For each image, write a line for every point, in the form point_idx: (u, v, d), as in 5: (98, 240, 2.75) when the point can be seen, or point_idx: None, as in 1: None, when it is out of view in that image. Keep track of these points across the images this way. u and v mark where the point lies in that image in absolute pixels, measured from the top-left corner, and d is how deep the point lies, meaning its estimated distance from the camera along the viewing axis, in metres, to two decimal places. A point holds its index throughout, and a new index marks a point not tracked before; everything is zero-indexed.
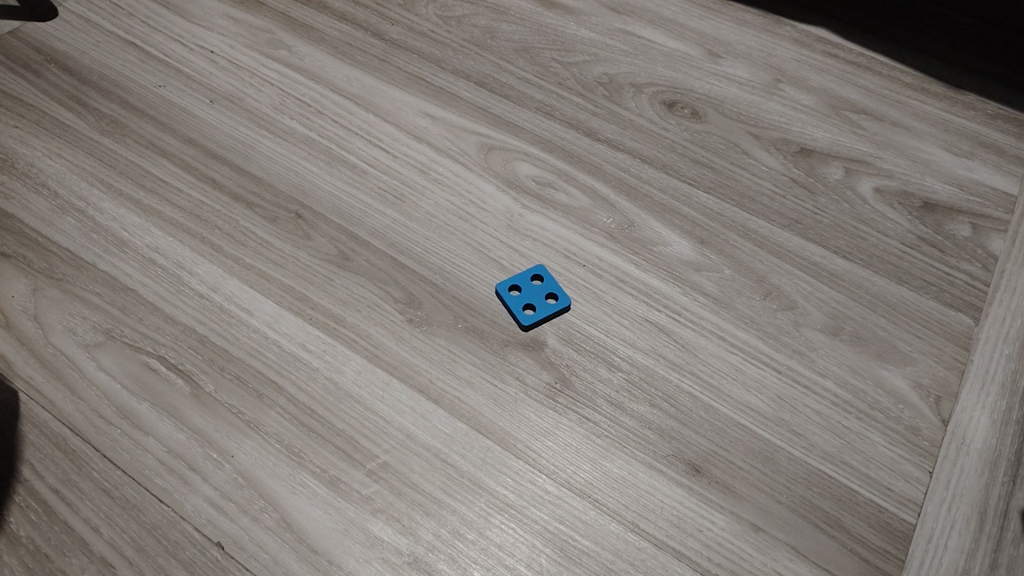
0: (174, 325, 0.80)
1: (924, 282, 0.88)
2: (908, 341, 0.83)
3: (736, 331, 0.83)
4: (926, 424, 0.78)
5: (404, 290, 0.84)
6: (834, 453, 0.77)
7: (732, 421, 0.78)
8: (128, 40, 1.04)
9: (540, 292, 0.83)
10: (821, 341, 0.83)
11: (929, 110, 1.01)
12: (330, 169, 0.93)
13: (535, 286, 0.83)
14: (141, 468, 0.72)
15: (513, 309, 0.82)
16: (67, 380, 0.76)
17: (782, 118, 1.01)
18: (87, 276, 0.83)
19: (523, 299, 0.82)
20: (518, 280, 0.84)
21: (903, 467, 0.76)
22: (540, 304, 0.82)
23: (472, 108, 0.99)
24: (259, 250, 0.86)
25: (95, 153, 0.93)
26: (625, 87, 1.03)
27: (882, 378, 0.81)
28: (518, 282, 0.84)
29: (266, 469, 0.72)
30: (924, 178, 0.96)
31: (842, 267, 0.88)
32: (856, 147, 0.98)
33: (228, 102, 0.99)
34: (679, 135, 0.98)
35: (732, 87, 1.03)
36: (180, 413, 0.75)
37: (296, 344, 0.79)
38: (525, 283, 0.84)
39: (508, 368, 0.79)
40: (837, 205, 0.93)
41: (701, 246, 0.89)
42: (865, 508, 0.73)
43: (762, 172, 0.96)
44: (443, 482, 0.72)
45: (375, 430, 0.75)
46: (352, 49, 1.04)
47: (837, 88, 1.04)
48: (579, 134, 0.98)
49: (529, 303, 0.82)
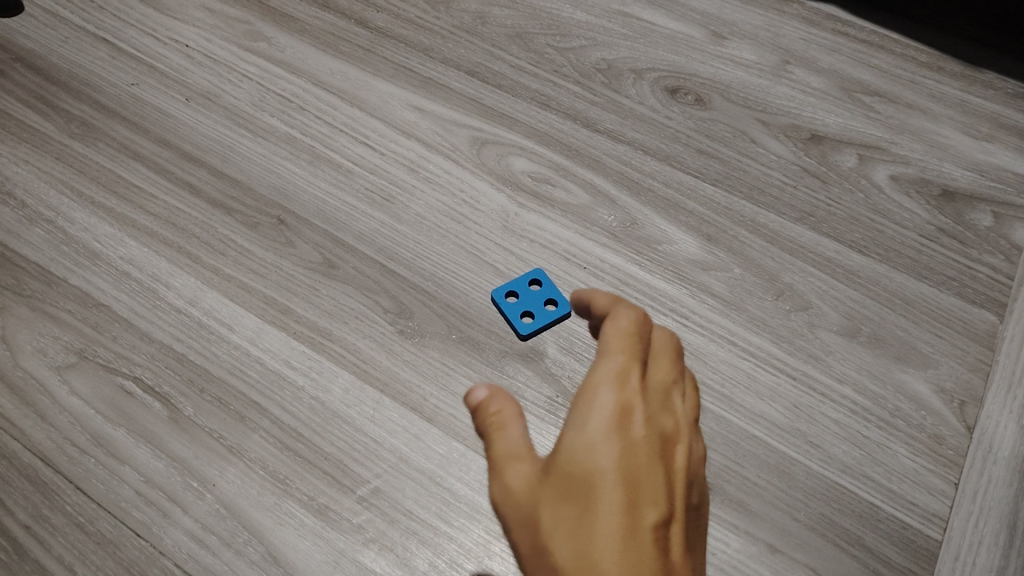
0: (150, 343, 0.76)
1: (945, 277, 0.83)
2: (929, 342, 0.79)
3: (747, 335, 0.79)
4: (950, 432, 0.74)
5: (394, 300, 0.79)
6: (853, 465, 0.72)
7: (744, 433, 0.73)
8: (98, 35, 0.97)
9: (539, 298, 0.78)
10: (838, 344, 0.78)
11: (947, 90, 0.96)
12: (313, 169, 0.88)
13: (533, 292, 0.78)
14: (118, 500, 0.68)
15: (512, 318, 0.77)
16: (37, 407, 0.72)
17: (792, 103, 0.95)
18: (58, 293, 0.79)
19: (521, 307, 0.78)
20: (515, 285, 0.79)
21: (926, 480, 0.72)
22: (540, 312, 0.77)
23: (464, 100, 0.93)
24: (240, 259, 0.81)
25: (65, 158, 0.88)
26: (625, 73, 0.96)
27: (903, 382, 0.77)
28: (516, 287, 0.79)
29: (251, 499, 0.68)
30: (943, 164, 0.90)
31: (859, 262, 0.83)
32: (871, 132, 0.93)
33: (204, 100, 0.93)
34: (682, 124, 0.92)
35: (739, 71, 0.97)
36: (159, 439, 0.71)
37: (280, 362, 0.75)
38: (522, 289, 0.79)
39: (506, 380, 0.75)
40: (852, 196, 0.88)
41: (708, 243, 0.84)
42: (886, 524, 0.70)
43: (773, 162, 0.90)
44: (438, 508, 0.68)
45: (366, 453, 0.71)
46: (334, 39, 0.98)
47: (849, 69, 0.98)
48: (576, 125, 0.92)
49: (528, 311, 0.77)
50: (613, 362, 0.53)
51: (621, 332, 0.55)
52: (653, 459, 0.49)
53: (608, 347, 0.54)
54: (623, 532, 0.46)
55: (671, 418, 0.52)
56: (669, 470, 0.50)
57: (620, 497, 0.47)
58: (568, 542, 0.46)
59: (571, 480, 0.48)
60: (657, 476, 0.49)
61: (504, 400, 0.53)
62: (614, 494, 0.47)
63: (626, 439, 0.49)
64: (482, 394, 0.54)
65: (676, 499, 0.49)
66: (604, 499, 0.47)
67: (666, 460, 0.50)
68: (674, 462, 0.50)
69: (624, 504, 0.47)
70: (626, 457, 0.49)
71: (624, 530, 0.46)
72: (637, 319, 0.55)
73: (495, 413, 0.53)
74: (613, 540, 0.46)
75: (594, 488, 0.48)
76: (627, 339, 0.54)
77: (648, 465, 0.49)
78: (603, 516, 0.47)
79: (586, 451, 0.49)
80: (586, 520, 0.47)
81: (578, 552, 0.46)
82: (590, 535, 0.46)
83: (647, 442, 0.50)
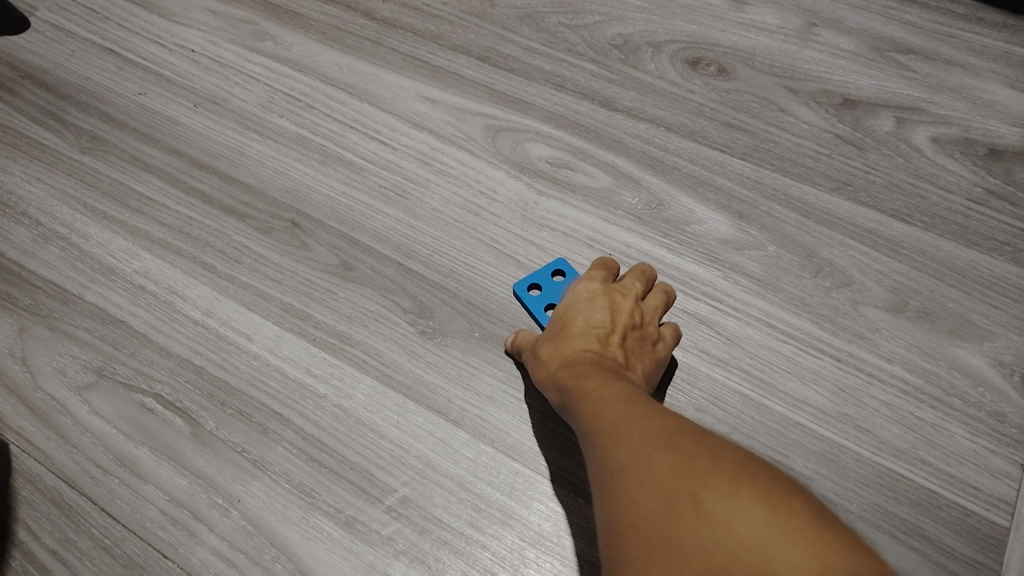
0: (169, 357, 0.74)
1: (996, 242, 0.77)
2: (983, 313, 0.74)
3: (785, 316, 0.75)
4: (1012, 409, 0.69)
5: (414, 299, 0.77)
6: (907, 449, 0.68)
7: (788, 421, 0.70)
8: (105, 46, 0.95)
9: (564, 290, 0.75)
10: (884, 320, 0.74)
11: (988, 43, 0.89)
12: (325, 168, 0.85)
13: (557, 284, 0.76)
14: (143, 521, 0.67)
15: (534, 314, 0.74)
16: (60, 429, 0.72)
17: (821, 67, 0.89)
18: (75, 310, 0.77)
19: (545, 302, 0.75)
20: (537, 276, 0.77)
21: (986, 461, 0.67)
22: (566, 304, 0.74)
23: (475, 87, 0.90)
24: (255, 266, 0.79)
25: (76, 173, 0.86)
26: (643, 47, 0.92)
27: (956, 358, 0.72)
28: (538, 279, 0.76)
29: (277, 513, 0.67)
30: (988, 121, 0.84)
31: (902, 232, 0.78)
32: (907, 93, 0.87)
33: (213, 105, 0.90)
34: (706, 97, 0.88)
35: (763, 37, 0.92)
36: (182, 457, 0.70)
37: (301, 370, 0.73)
38: (546, 281, 0.76)
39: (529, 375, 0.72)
40: (891, 161, 0.82)
41: (740, 221, 0.80)
42: (947, 511, 0.65)
43: (804, 131, 0.85)
44: (469, 515, 0.67)
45: (392, 460, 0.69)
46: (340, 33, 0.95)
47: (880, 27, 0.91)
48: (594, 105, 0.88)
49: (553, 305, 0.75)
50: (589, 271, 0.73)
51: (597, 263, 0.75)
52: (607, 304, 0.68)
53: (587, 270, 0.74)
54: (582, 337, 0.65)
55: (631, 288, 0.71)
56: (621, 312, 0.68)
57: (581, 323, 0.67)
58: (546, 351, 0.66)
59: (555, 324, 0.68)
60: (608, 311, 0.67)
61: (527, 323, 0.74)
62: (579, 322, 0.67)
63: (592, 296, 0.69)
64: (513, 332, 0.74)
65: (620, 323, 0.67)
66: (573, 326, 0.67)
67: (618, 305, 0.68)
68: (623, 308, 0.68)
69: (583, 325, 0.66)
70: (588, 304, 0.68)
71: (581, 338, 0.65)
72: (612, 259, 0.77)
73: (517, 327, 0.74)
74: (574, 343, 0.65)
75: (565, 324, 0.67)
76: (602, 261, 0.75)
77: (602, 306, 0.68)
78: (569, 332, 0.66)
79: (564, 309, 0.69)
80: (558, 337, 0.66)
81: (551, 353, 0.65)
82: (560, 342, 0.66)
83: (606, 295, 0.69)
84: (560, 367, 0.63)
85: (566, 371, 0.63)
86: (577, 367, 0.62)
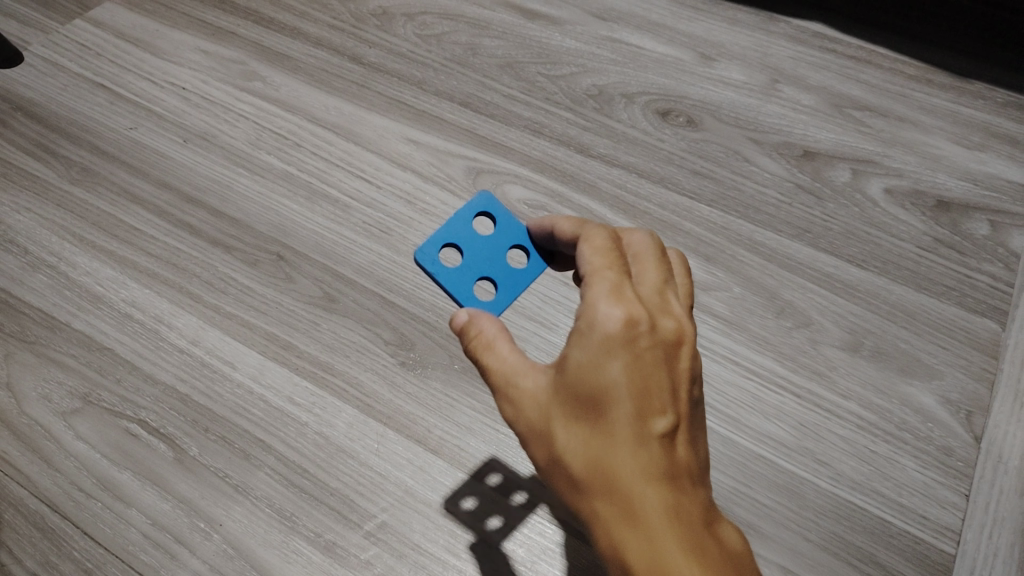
0: (154, 385, 0.77)
1: (944, 288, 0.83)
2: (933, 353, 0.79)
3: (750, 355, 0.79)
4: (959, 443, 0.75)
5: (395, 331, 0.79)
6: (861, 480, 0.73)
7: (752, 453, 0.74)
8: (96, 81, 0.97)
9: (493, 254, 0.68)
10: (841, 359, 0.79)
11: (937, 102, 0.95)
12: (311, 204, 0.88)
13: (480, 243, 0.68)
14: (126, 544, 0.70)
15: (462, 289, 0.65)
16: (44, 453, 0.74)
17: (783, 121, 0.95)
18: (61, 337, 0.79)
19: (476, 275, 0.67)
20: (454, 238, 0.68)
21: (935, 493, 0.72)
22: (502, 274, 0.67)
23: (457, 130, 0.94)
24: (240, 297, 0.81)
25: (66, 203, 0.88)
26: (616, 98, 0.97)
27: (909, 396, 0.77)
28: (456, 242, 0.67)
29: (258, 537, 0.70)
30: (936, 174, 0.90)
31: (857, 276, 0.83)
32: (863, 147, 0.92)
33: (202, 141, 0.92)
34: (676, 146, 0.93)
35: (729, 91, 0.97)
36: (165, 481, 0.72)
37: (284, 399, 0.76)
38: (466, 239, 0.68)
39: (491, 517, 0.71)
40: (848, 210, 0.88)
41: (707, 263, 0.84)
42: (899, 540, 0.71)
43: (767, 180, 0.90)
44: (446, 541, 0.70)
45: (371, 487, 0.72)
46: (327, 75, 0.97)
47: (838, 84, 0.97)
48: (571, 151, 0.92)
49: (486, 276, 0.67)
50: (604, 277, 0.52)
51: (599, 251, 0.54)
52: (658, 363, 0.49)
53: (593, 266, 0.53)
54: (638, 442, 0.48)
55: (675, 319, 0.52)
56: (675, 373, 0.50)
57: (631, 411, 0.48)
58: (580, 455, 0.49)
59: (583, 397, 0.49)
60: (662, 381, 0.49)
61: (490, 324, 0.55)
62: (625, 407, 0.48)
63: (635, 350, 0.49)
64: (464, 319, 0.56)
65: (682, 401, 0.50)
66: (619, 413, 0.48)
67: (670, 360, 0.50)
68: (679, 367, 0.50)
69: (635, 416, 0.48)
70: (633, 369, 0.49)
71: (638, 444, 0.48)
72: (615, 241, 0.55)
73: (485, 334, 0.55)
74: (628, 453, 0.48)
75: (606, 405, 0.48)
76: (612, 255, 0.54)
77: (653, 369, 0.49)
78: (617, 431, 0.48)
79: (593, 367, 0.49)
80: (600, 435, 0.48)
81: (591, 461, 0.48)
82: (607, 447, 0.48)
83: (651, 345, 0.49)
84: (616, 503, 0.48)
85: (628, 516, 0.47)
86: (644, 514, 0.47)
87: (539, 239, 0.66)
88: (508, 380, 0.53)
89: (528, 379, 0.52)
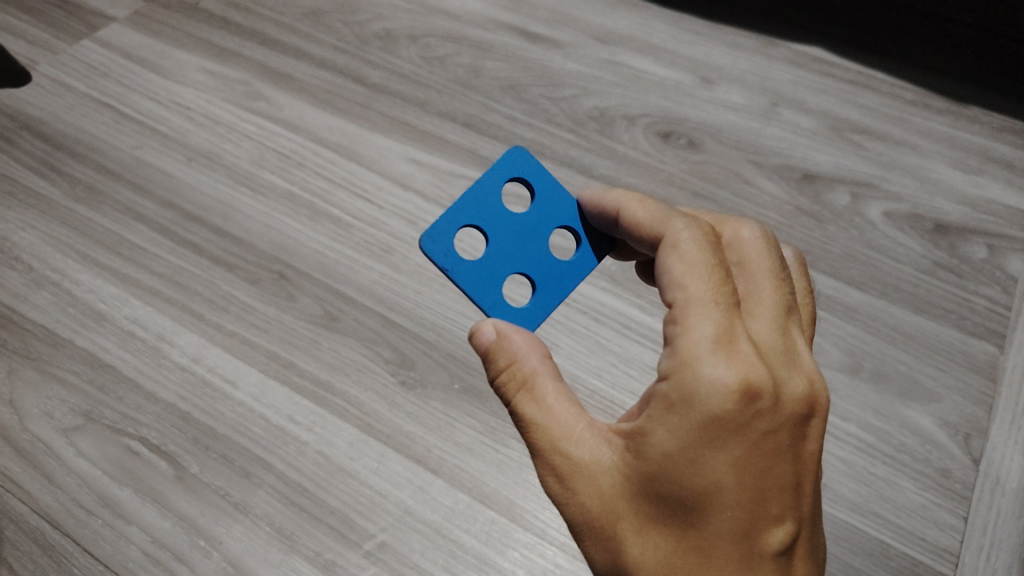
0: (155, 403, 0.77)
1: (943, 310, 0.83)
2: (932, 376, 0.79)
3: None
4: (956, 465, 0.75)
5: (396, 350, 0.80)
6: (860, 503, 0.73)
7: None
8: (103, 101, 0.98)
9: (529, 238, 0.62)
10: (841, 381, 0.79)
11: (935, 126, 0.96)
12: (312, 223, 0.88)
13: (511, 223, 0.61)
14: (125, 562, 0.70)
15: (489, 286, 0.60)
16: (45, 469, 0.74)
17: (783, 144, 0.96)
18: (64, 354, 0.80)
19: (509, 267, 0.61)
20: (481, 219, 0.61)
21: (933, 515, 0.73)
22: (537, 268, 0.61)
23: (460, 151, 0.94)
24: (242, 314, 0.82)
25: (70, 221, 0.88)
26: (618, 120, 0.97)
27: (907, 418, 0.77)
28: (483, 224, 0.61)
29: (258, 556, 0.70)
30: (934, 199, 0.91)
31: (857, 298, 0.84)
32: (862, 170, 0.93)
33: (206, 160, 0.93)
34: (676, 168, 0.94)
35: (730, 114, 0.98)
36: (166, 498, 0.73)
37: (284, 417, 0.76)
38: (495, 219, 0.61)
39: None
40: (847, 233, 0.88)
41: None
42: (898, 562, 0.71)
43: (767, 203, 0.91)
44: (446, 561, 0.71)
45: (371, 506, 0.72)
46: (331, 96, 0.98)
47: (838, 108, 0.98)
48: (571, 172, 0.93)
49: (522, 266, 0.61)
50: (709, 319, 0.46)
51: (699, 281, 0.48)
52: (769, 450, 0.45)
53: (691, 300, 0.47)
54: (742, 554, 0.44)
55: (789, 386, 0.47)
56: (790, 466, 0.46)
57: (739, 518, 0.44)
58: (662, 561, 0.45)
59: (678, 496, 0.45)
60: (775, 476, 0.45)
61: (543, 369, 0.51)
62: (731, 513, 0.44)
63: (748, 437, 0.44)
64: (491, 337, 0.53)
65: (796, 498, 0.46)
66: (721, 517, 0.44)
67: (787, 448, 0.46)
68: (799, 451, 0.46)
69: (744, 524, 0.44)
70: (745, 464, 0.44)
71: (743, 557, 0.44)
72: (716, 265, 0.49)
73: (525, 370, 0.51)
74: (731, 566, 0.44)
75: (706, 506, 0.44)
76: (716, 287, 0.47)
77: (768, 461, 0.45)
78: (717, 542, 0.45)
79: (695, 458, 0.44)
80: (693, 541, 0.45)
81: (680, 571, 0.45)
82: (700, 559, 0.45)
83: (766, 432, 0.45)
84: None
85: None
86: None
87: (596, 220, 0.61)
88: (568, 453, 0.48)
89: (592, 459, 0.48)
